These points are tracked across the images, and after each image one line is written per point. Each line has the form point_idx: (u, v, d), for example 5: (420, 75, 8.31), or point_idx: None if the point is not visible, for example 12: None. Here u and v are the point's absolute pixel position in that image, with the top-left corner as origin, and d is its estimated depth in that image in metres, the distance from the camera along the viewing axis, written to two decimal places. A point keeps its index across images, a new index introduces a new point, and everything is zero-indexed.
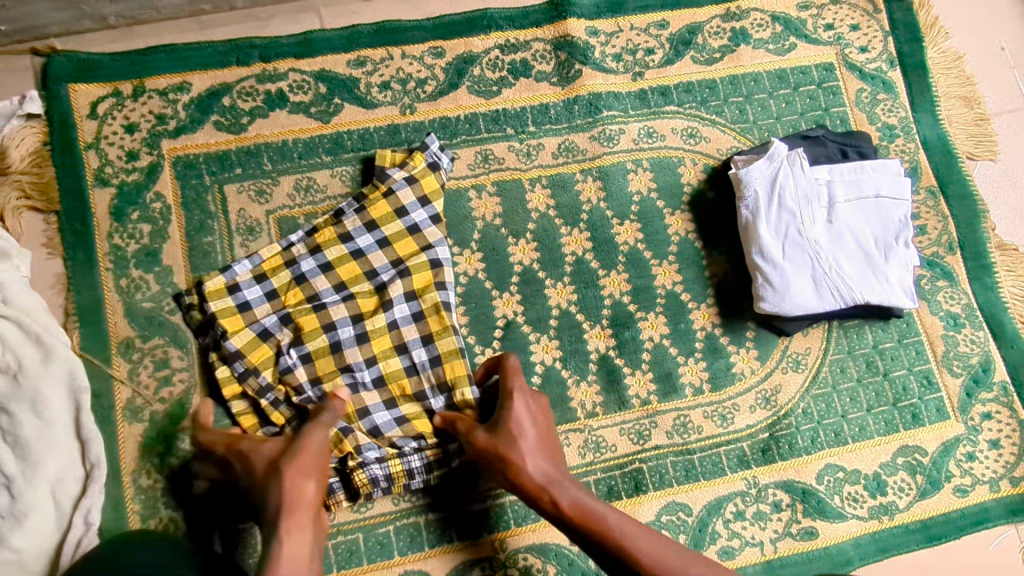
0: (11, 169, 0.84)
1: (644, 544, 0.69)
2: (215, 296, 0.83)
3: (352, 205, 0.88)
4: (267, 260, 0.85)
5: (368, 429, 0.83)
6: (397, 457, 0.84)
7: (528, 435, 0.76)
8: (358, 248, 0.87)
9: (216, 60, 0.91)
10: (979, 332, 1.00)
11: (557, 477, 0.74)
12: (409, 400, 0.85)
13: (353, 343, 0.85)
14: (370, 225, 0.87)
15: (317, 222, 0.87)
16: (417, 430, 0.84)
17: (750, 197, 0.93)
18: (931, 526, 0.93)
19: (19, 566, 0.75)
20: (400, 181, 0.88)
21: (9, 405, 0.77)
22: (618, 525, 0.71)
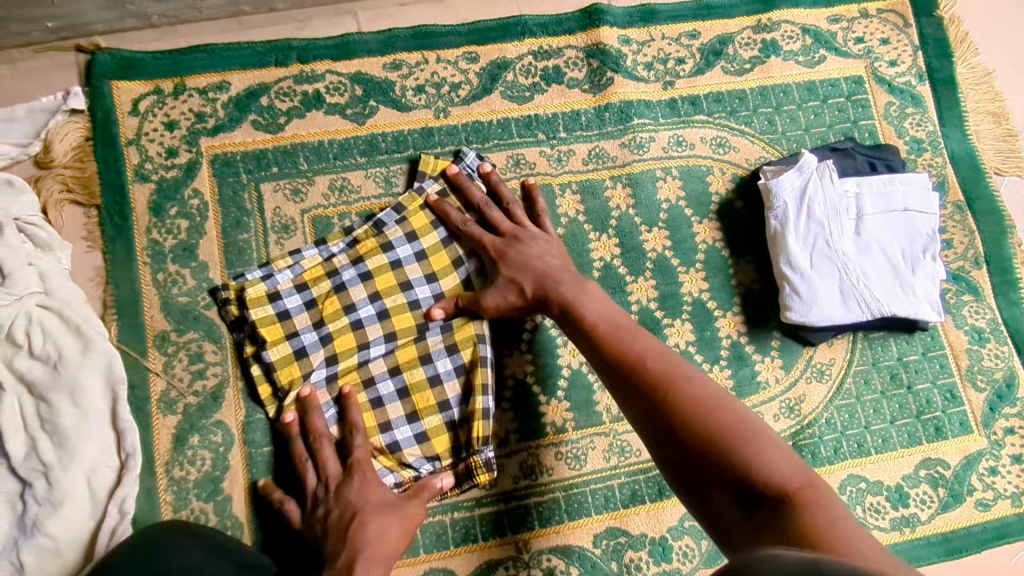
0: (54, 163, 0.86)
1: (645, 347, 0.74)
2: (255, 303, 0.83)
3: (392, 215, 0.89)
4: (309, 269, 0.86)
5: (387, 445, 0.84)
6: (414, 480, 0.84)
7: (524, 256, 0.84)
8: (398, 259, 0.88)
9: (255, 61, 0.92)
10: (1004, 347, 1.00)
11: (551, 284, 0.82)
12: (432, 412, 0.86)
13: (381, 356, 0.86)
14: (410, 236, 0.88)
15: (357, 233, 0.88)
16: (435, 449, 0.85)
17: (779, 207, 0.93)
18: (952, 540, 0.93)
19: (55, 553, 0.76)
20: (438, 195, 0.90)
21: (49, 394, 0.79)
22: (620, 331, 0.76)
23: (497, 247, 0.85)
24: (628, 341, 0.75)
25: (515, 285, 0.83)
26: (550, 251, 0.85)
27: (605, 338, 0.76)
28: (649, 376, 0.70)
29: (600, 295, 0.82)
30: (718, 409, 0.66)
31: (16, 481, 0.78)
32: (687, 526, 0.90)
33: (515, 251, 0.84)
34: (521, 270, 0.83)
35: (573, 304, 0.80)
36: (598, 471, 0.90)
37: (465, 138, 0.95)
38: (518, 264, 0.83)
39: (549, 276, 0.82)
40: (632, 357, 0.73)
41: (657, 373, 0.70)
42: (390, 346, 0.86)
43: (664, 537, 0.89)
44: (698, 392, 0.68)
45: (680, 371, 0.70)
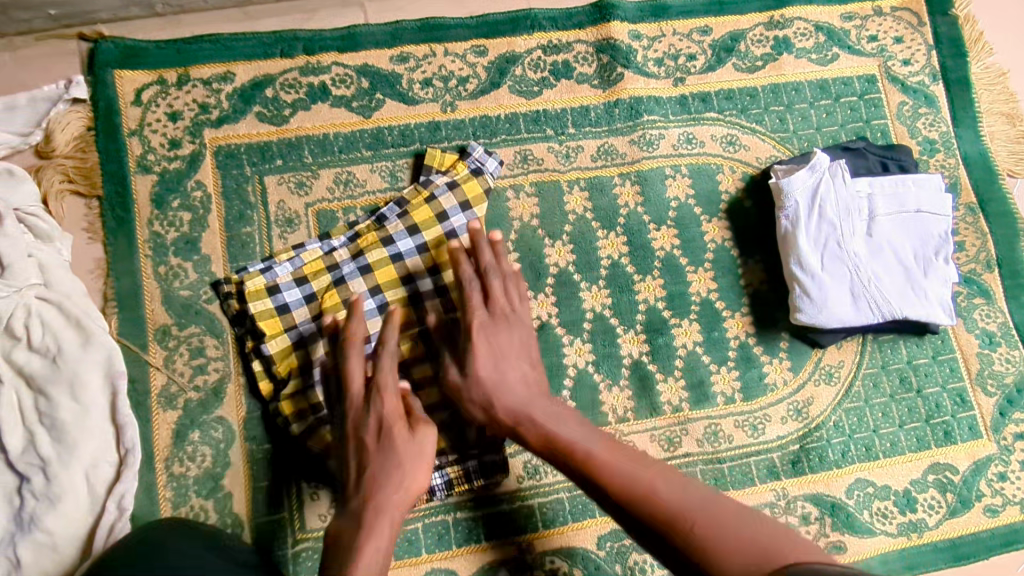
0: (56, 153, 0.85)
1: (641, 472, 0.66)
2: (254, 297, 0.82)
3: (394, 209, 0.88)
4: (309, 263, 0.85)
5: None
6: None
7: (501, 351, 0.77)
8: (398, 252, 0.86)
9: (260, 52, 0.91)
10: (1015, 352, 0.99)
11: (527, 394, 0.75)
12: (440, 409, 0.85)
13: None
14: (411, 229, 0.87)
15: (359, 227, 0.87)
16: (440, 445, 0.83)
17: (790, 206, 0.91)
18: (959, 546, 0.92)
19: (52, 549, 0.75)
20: (442, 186, 0.89)
21: (48, 388, 0.78)
22: (611, 451, 0.69)
23: (479, 326, 0.78)
24: (620, 465, 0.67)
25: (483, 387, 0.75)
26: (529, 353, 0.79)
27: (598, 461, 0.68)
28: (663, 512, 0.62)
29: (573, 414, 0.75)
30: (754, 539, 0.58)
31: (14, 475, 0.76)
32: None
33: (494, 338, 0.77)
34: (492, 364, 0.76)
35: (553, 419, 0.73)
36: None
37: (472, 132, 0.93)
38: (489, 355, 0.76)
39: (517, 391, 0.75)
40: (637, 492, 0.64)
41: (670, 505, 0.63)
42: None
43: None
44: (721, 516, 0.61)
45: (693, 498, 0.63)
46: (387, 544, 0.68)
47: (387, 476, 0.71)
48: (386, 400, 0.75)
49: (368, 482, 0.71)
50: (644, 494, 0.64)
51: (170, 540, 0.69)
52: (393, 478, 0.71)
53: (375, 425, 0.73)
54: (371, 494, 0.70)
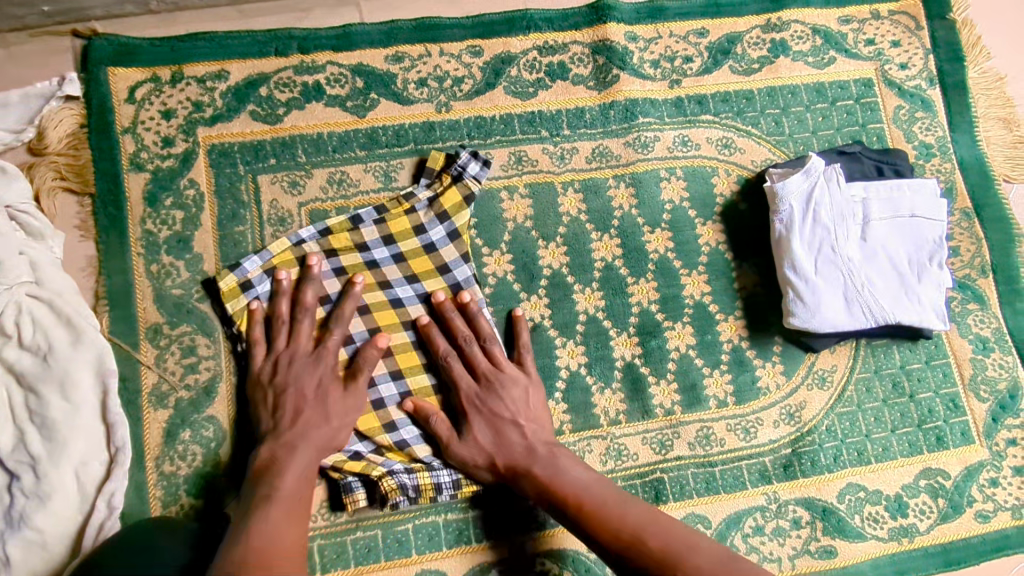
0: (48, 150, 0.85)
1: (631, 516, 0.75)
2: (229, 295, 0.83)
3: (372, 213, 0.88)
4: (277, 255, 0.85)
5: (394, 443, 0.84)
6: (426, 470, 0.84)
7: (498, 414, 0.82)
8: (373, 260, 0.87)
9: (255, 50, 0.91)
10: (1008, 357, 0.99)
11: (525, 451, 0.81)
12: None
13: None
14: (387, 238, 0.88)
15: (330, 222, 0.86)
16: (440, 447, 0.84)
17: (785, 210, 0.91)
18: (950, 551, 0.92)
19: (41, 547, 0.75)
20: (423, 201, 0.89)
21: (38, 386, 0.78)
22: (604, 497, 0.77)
23: (472, 397, 0.83)
24: (613, 510, 0.75)
25: (485, 454, 0.81)
26: (524, 408, 0.84)
27: (595, 511, 0.75)
28: (652, 552, 0.71)
29: (569, 458, 0.81)
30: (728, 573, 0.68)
31: (4, 473, 0.76)
32: None
33: (490, 405, 0.83)
34: (492, 432, 0.82)
35: (552, 467, 0.79)
36: None
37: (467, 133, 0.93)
38: (489, 421, 0.82)
39: (519, 453, 0.81)
40: (630, 536, 0.73)
41: (662, 549, 0.71)
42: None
43: None
44: (705, 562, 0.69)
45: (678, 539, 0.72)
46: (305, 480, 0.75)
47: (318, 424, 0.78)
48: (325, 359, 0.80)
49: (297, 424, 0.77)
50: (635, 533, 0.73)
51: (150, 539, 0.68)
52: (323, 427, 0.78)
53: (312, 377, 0.79)
54: (301, 437, 0.77)
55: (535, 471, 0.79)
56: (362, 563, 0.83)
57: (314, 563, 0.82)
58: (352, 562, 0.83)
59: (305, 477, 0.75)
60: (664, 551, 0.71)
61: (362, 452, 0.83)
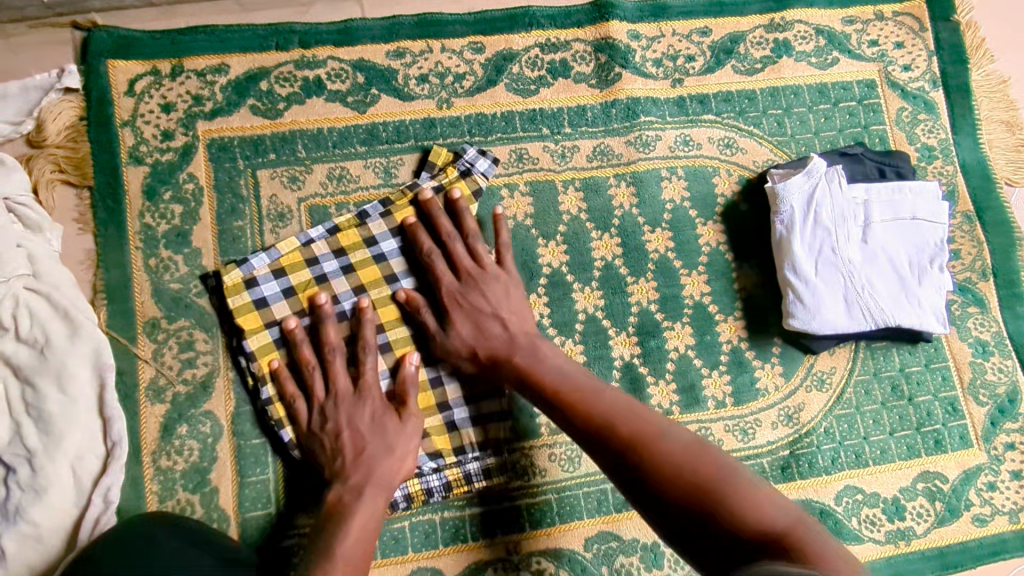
0: (47, 142, 0.84)
1: (608, 401, 0.74)
2: (232, 291, 0.82)
3: (377, 207, 0.87)
4: (287, 254, 0.84)
5: None
6: (416, 478, 0.83)
7: (479, 307, 0.82)
8: (381, 252, 0.86)
9: (255, 44, 0.90)
10: (1008, 361, 0.99)
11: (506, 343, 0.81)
12: (433, 413, 0.85)
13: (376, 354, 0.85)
14: (394, 230, 0.87)
15: (340, 221, 0.86)
16: (435, 447, 0.84)
17: (785, 211, 0.91)
18: (947, 554, 0.92)
19: (36, 540, 0.75)
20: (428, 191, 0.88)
21: (35, 379, 0.77)
22: (582, 383, 0.76)
23: (452, 291, 0.83)
24: (589, 394, 0.75)
25: (468, 348, 0.82)
26: (506, 302, 0.83)
27: (570, 396, 0.75)
28: (623, 431, 0.70)
29: (549, 350, 0.81)
30: (694, 457, 0.67)
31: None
32: None
33: (471, 300, 0.82)
34: (471, 325, 0.82)
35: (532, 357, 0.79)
36: (591, 473, 0.88)
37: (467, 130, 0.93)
38: (469, 316, 0.82)
39: (501, 345, 0.81)
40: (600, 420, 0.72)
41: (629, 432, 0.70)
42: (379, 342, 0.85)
43: (656, 543, 0.88)
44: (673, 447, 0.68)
45: (653, 424, 0.71)
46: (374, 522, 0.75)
47: (381, 463, 0.77)
48: (375, 396, 0.80)
49: (361, 464, 0.77)
50: (609, 415, 0.72)
51: (151, 534, 0.68)
52: (385, 465, 0.78)
53: (366, 417, 0.79)
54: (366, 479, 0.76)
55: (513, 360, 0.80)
56: None
57: None
58: None
59: (373, 516, 0.75)
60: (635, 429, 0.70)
61: None
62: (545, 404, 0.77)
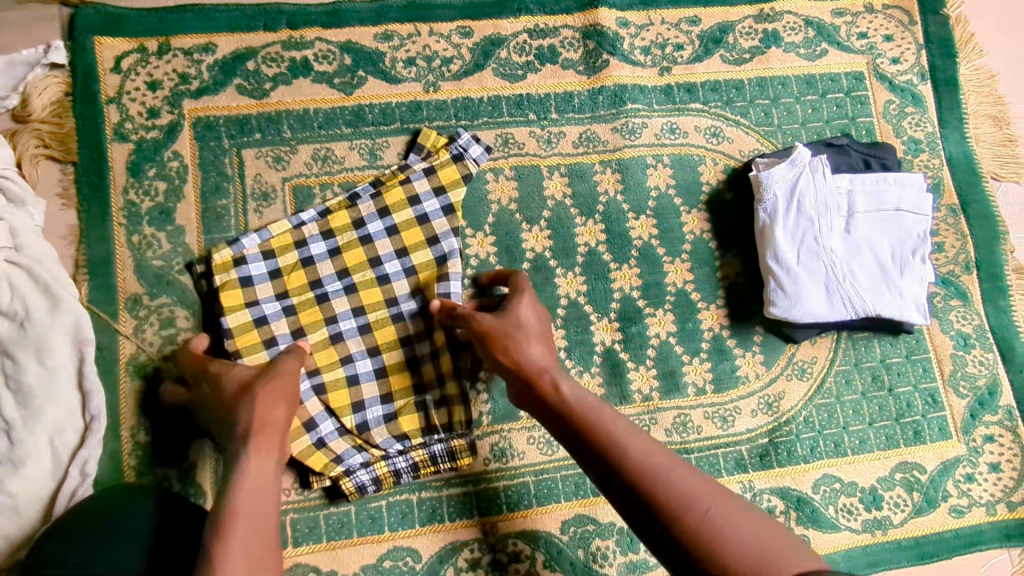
0: (32, 117, 0.85)
1: (650, 453, 0.64)
2: (220, 269, 0.83)
3: (368, 189, 0.88)
4: (277, 236, 0.85)
5: (356, 425, 0.84)
6: (382, 460, 0.84)
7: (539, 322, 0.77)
8: (368, 234, 0.87)
9: (243, 24, 0.90)
10: (989, 354, 0.99)
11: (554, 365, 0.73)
12: (406, 395, 0.86)
13: (354, 334, 0.85)
14: (382, 212, 0.87)
15: (329, 204, 0.87)
16: (403, 429, 0.85)
17: (769, 199, 0.92)
18: (923, 544, 0.93)
19: (13, 511, 0.75)
20: (418, 172, 0.89)
21: (13, 351, 0.78)
22: (622, 428, 0.66)
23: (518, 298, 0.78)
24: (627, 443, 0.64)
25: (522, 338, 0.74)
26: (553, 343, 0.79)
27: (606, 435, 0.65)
28: (670, 502, 0.60)
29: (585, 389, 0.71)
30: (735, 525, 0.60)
31: None
32: None
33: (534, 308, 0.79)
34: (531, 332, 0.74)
35: (576, 396, 0.69)
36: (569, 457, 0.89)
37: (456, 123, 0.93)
38: (532, 316, 0.77)
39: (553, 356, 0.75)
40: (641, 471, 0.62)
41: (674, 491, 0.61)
42: (359, 322, 0.85)
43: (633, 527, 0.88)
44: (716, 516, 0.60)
45: (699, 484, 0.62)
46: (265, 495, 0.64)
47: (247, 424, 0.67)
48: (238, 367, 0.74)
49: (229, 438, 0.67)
50: (656, 478, 0.62)
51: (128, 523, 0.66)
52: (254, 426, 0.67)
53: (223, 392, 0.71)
54: (243, 444, 0.65)
55: (558, 394, 0.69)
56: (334, 538, 0.83)
57: (285, 536, 0.83)
58: (324, 537, 0.83)
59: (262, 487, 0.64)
60: (683, 505, 0.60)
61: (326, 438, 0.83)
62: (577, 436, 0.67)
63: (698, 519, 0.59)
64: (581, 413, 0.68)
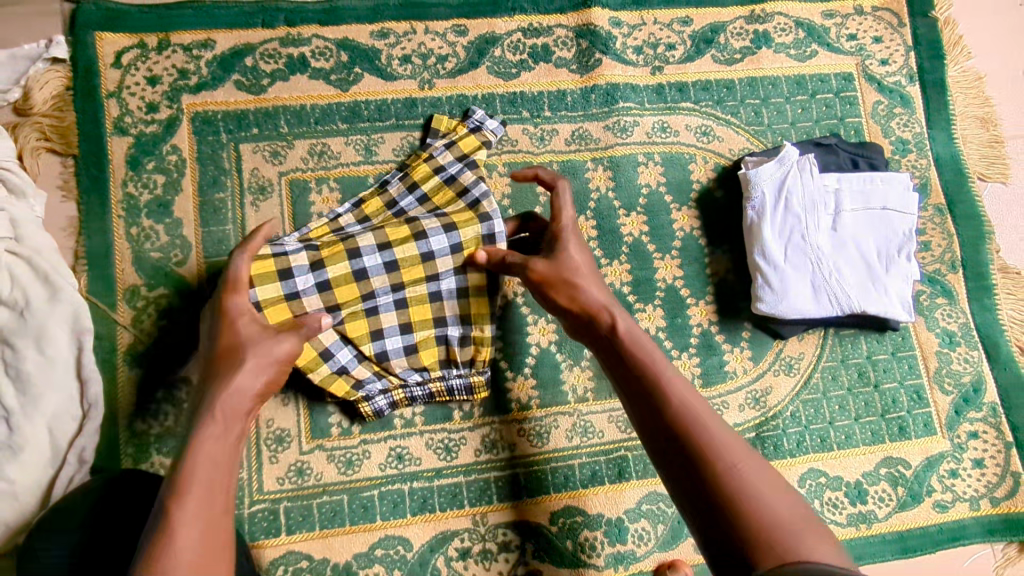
0: (33, 111, 0.86)
1: (694, 403, 0.65)
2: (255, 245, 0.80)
3: (396, 175, 0.90)
4: (314, 230, 0.84)
5: (376, 353, 0.82)
6: (400, 388, 0.85)
7: (591, 267, 0.78)
8: (400, 208, 0.87)
9: (241, 21, 0.92)
10: (974, 352, 1.01)
11: (613, 306, 0.74)
12: (425, 326, 0.84)
13: (380, 271, 0.80)
14: (411, 188, 0.88)
15: (363, 195, 0.88)
16: (423, 362, 0.84)
17: (757, 197, 0.93)
18: (907, 538, 0.94)
19: (12, 497, 0.77)
20: (440, 147, 0.90)
21: (13, 339, 0.79)
22: (672, 375, 0.68)
23: (565, 232, 0.79)
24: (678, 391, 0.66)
25: (573, 284, 0.75)
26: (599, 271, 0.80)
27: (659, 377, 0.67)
28: (703, 448, 0.62)
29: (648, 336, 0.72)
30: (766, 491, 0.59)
31: None
32: (644, 509, 0.90)
33: (578, 245, 0.79)
34: (583, 278, 0.76)
35: (630, 336, 0.71)
36: (559, 449, 0.90)
37: (477, 108, 0.95)
38: (581, 263, 0.77)
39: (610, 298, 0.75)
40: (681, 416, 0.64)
41: (710, 441, 0.62)
42: (385, 259, 0.80)
43: (621, 518, 0.89)
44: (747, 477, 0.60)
45: (738, 441, 0.63)
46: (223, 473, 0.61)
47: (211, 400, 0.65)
48: (234, 326, 0.69)
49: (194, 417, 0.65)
50: (693, 424, 0.63)
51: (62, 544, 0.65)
52: (221, 401, 0.64)
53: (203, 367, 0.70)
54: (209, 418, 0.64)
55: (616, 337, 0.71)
56: (327, 526, 0.85)
57: (279, 524, 0.84)
58: (317, 525, 0.85)
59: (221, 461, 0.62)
60: (714, 452, 0.61)
61: (347, 366, 0.82)
62: (626, 376, 0.70)
63: (725, 471, 0.60)
64: (636, 358, 0.69)
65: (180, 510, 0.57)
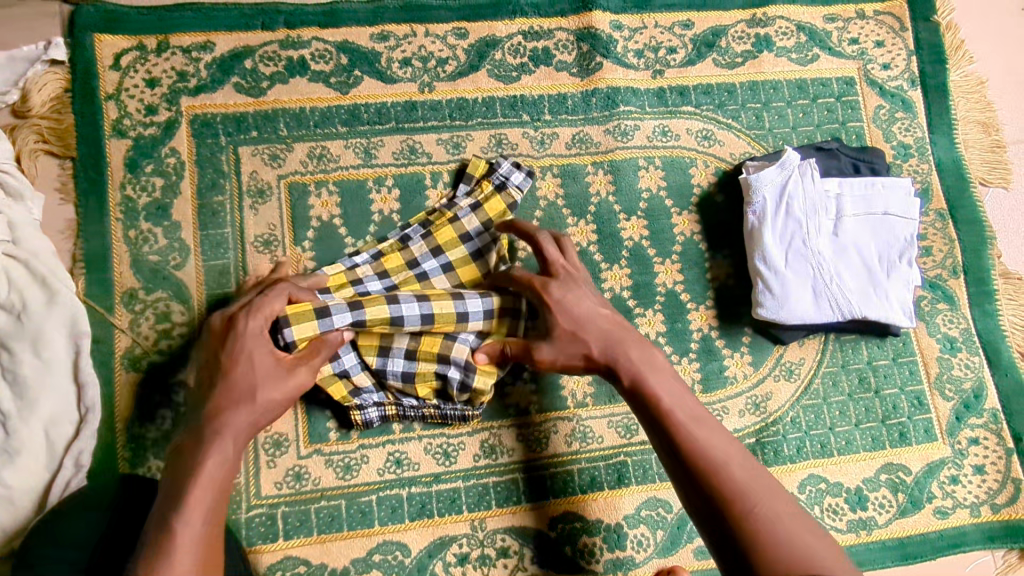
0: (31, 113, 0.86)
1: (717, 444, 0.67)
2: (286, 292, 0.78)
3: (418, 230, 0.89)
4: (332, 278, 0.84)
5: (376, 369, 0.83)
6: (395, 404, 0.85)
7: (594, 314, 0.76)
8: (423, 271, 0.87)
9: (241, 24, 0.91)
10: (975, 358, 1.00)
11: (624, 347, 0.75)
12: (430, 360, 0.83)
13: (415, 322, 0.80)
14: (434, 250, 0.88)
15: (384, 247, 0.88)
16: (417, 391, 0.84)
17: (757, 202, 0.93)
18: (907, 545, 0.94)
19: (7, 501, 0.76)
20: (465, 208, 0.90)
21: (11, 343, 0.79)
22: (692, 417, 0.70)
23: (562, 302, 0.76)
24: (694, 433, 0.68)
25: (581, 336, 0.75)
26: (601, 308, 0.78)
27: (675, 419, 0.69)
28: (723, 487, 0.64)
29: (666, 372, 0.74)
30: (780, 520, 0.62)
31: None
32: (643, 515, 0.90)
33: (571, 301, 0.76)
34: (587, 323, 0.75)
35: (645, 382, 0.72)
36: (558, 455, 0.90)
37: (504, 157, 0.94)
38: (580, 319, 0.75)
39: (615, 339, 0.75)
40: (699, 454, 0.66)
41: (728, 479, 0.65)
42: (422, 310, 0.80)
43: (620, 525, 0.89)
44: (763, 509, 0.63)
45: (758, 481, 0.65)
46: (225, 475, 0.66)
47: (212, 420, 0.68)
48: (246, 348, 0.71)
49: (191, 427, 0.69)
50: (713, 465, 0.65)
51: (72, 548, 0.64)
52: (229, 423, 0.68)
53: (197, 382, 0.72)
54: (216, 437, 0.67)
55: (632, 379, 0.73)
56: (325, 531, 0.85)
57: (276, 529, 0.84)
58: (315, 530, 0.84)
59: (219, 471, 0.65)
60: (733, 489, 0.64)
61: (349, 372, 0.83)
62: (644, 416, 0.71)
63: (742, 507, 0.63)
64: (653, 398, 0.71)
65: (180, 527, 0.60)
